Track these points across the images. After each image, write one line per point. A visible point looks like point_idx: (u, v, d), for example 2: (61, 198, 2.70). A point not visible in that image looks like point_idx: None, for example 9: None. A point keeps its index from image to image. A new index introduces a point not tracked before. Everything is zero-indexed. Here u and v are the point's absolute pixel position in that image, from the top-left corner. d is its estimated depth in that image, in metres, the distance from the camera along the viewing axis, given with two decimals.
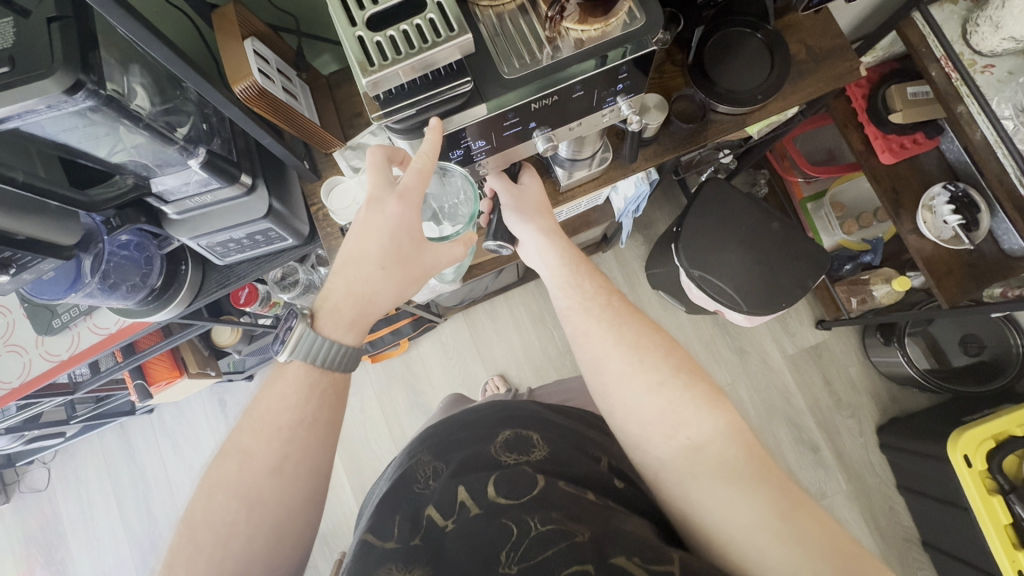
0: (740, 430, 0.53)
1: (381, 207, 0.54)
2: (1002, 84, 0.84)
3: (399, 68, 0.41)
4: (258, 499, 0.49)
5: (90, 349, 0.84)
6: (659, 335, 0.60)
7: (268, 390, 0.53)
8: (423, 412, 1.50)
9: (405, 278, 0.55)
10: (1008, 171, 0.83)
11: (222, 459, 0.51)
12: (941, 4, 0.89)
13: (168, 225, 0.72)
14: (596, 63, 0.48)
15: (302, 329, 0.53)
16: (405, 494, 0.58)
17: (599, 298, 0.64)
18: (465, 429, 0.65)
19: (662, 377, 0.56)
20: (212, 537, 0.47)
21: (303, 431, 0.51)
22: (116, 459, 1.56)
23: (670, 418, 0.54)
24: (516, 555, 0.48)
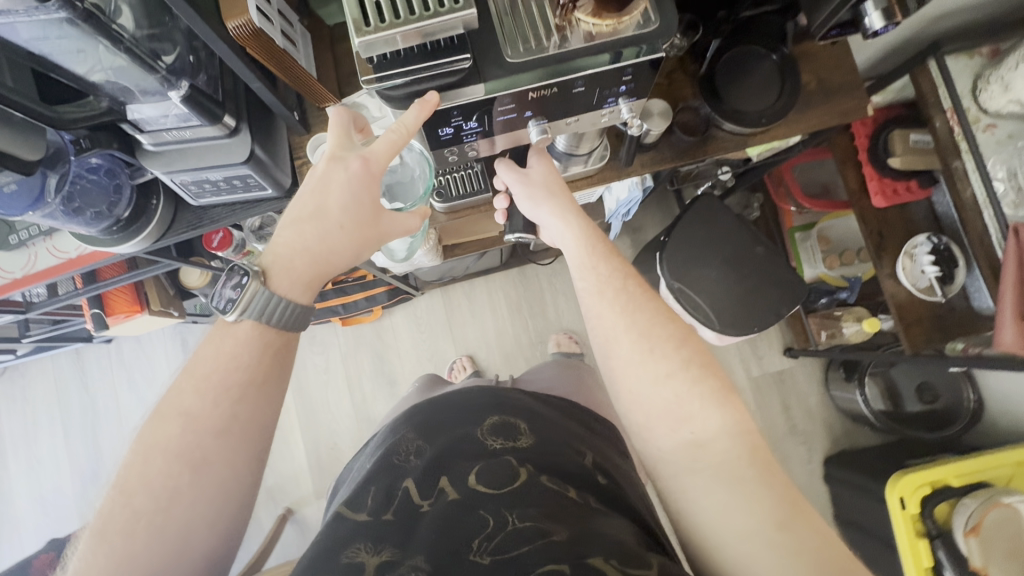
0: (747, 427, 0.51)
1: (343, 163, 0.56)
2: (1001, 146, 0.85)
3: (399, 33, 0.39)
4: (202, 461, 0.48)
5: (47, 272, 0.81)
6: (674, 326, 0.56)
7: (214, 350, 0.52)
8: (386, 382, 1.49)
9: (362, 241, 0.57)
10: (991, 233, 0.85)
11: (157, 421, 0.50)
12: (958, 55, 0.88)
13: (141, 155, 0.69)
14: (610, 58, 0.46)
15: (256, 288, 0.53)
16: (386, 468, 0.61)
17: (615, 284, 0.59)
18: (456, 413, 0.69)
19: (669, 368, 0.53)
20: (152, 503, 0.46)
21: (251, 391, 0.52)
22: (68, 385, 1.53)
23: (676, 412, 0.52)
24: (489, 547, 0.49)
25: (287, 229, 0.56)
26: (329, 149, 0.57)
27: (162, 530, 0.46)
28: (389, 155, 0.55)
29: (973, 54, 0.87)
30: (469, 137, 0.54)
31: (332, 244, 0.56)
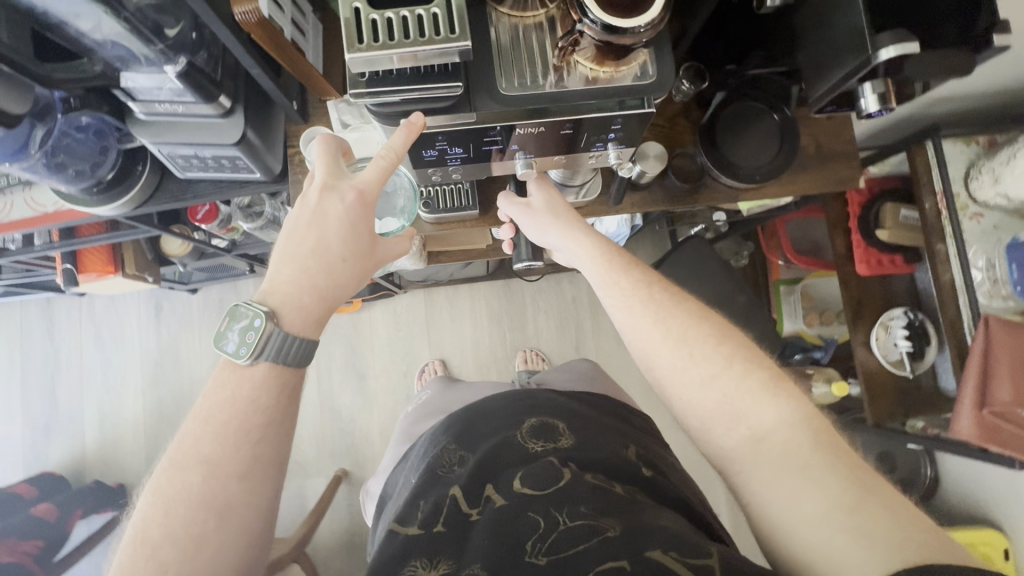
0: (809, 415, 0.48)
1: (336, 193, 0.55)
2: (985, 236, 0.87)
3: (396, 53, 0.39)
4: (226, 504, 0.47)
5: (21, 223, 0.79)
6: (710, 323, 0.55)
7: (227, 394, 0.50)
8: (357, 375, 1.48)
9: (364, 269, 0.56)
10: (963, 318, 0.87)
11: (173, 471, 0.47)
12: (955, 140, 0.89)
13: (132, 122, 0.69)
14: (616, 105, 0.47)
15: (270, 329, 0.51)
16: (431, 480, 0.63)
17: (640, 294, 0.58)
18: (497, 418, 0.71)
19: (714, 368, 0.52)
20: (182, 550, 0.45)
21: (269, 432, 0.50)
22: (34, 334, 1.50)
23: (728, 410, 0.50)
24: (543, 548, 0.49)
25: (287, 267, 0.54)
26: (319, 177, 0.56)
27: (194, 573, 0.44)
28: (381, 181, 0.55)
29: (970, 141, 0.89)
30: (453, 160, 0.54)
31: (338, 279, 0.55)
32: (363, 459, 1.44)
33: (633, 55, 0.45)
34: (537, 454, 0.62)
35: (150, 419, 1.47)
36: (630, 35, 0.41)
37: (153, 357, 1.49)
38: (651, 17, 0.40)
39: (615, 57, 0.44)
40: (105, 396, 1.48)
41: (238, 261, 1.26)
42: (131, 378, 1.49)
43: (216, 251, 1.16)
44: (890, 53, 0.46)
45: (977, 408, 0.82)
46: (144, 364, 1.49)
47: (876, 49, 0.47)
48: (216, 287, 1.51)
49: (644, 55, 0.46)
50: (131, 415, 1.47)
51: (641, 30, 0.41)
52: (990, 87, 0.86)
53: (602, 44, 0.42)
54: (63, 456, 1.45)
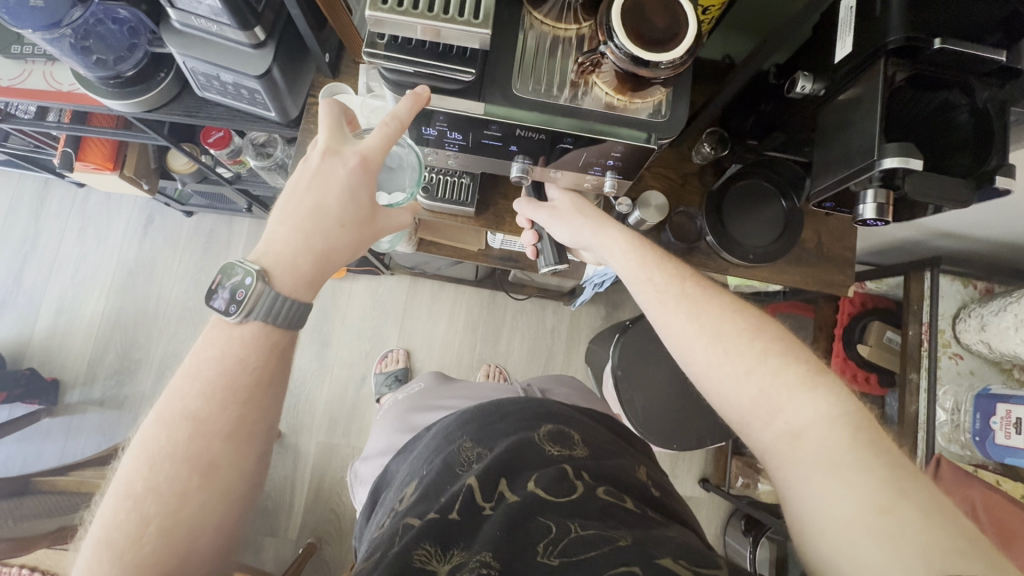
0: (850, 412, 0.46)
1: (338, 159, 0.52)
2: (960, 378, 0.86)
3: (420, 23, 0.38)
4: (210, 464, 0.44)
5: (32, 92, 0.79)
6: (748, 320, 0.53)
7: (217, 347, 0.47)
8: (320, 340, 1.47)
9: (360, 239, 0.53)
10: (917, 454, 0.86)
11: (159, 428, 0.44)
12: (953, 278, 0.90)
13: (165, 28, 0.69)
14: (641, 137, 0.47)
15: (262, 288, 0.47)
16: (448, 477, 0.60)
17: (675, 290, 0.56)
18: (503, 415, 0.69)
19: (749, 362, 0.50)
20: (160, 508, 0.42)
21: (258, 393, 0.46)
22: (22, 209, 1.50)
23: (765, 405, 0.48)
24: (555, 549, 0.49)
25: (283, 227, 0.50)
26: (322, 142, 0.53)
27: (173, 536, 0.42)
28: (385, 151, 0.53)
29: (967, 283, 0.89)
30: (451, 145, 0.53)
31: (334, 243, 0.51)
32: (300, 425, 1.41)
33: (651, 90, 0.45)
34: (553, 458, 0.61)
35: (105, 325, 1.45)
36: (650, 68, 0.41)
37: (129, 265, 1.48)
38: (674, 56, 0.41)
39: (633, 88, 0.44)
40: (69, 289, 1.47)
41: (236, 195, 1.26)
42: (100, 279, 1.47)
43: (219, 179, 1.16)
44: (893, 164, 0.46)
45: None
46: (117, 269, 1.48)
47: (881, 157, 0.47)
48: (211, 216, 1.52)
49: (661, 94, 0.46)
50: (88, 314, 1.45)
51: (662, 66, 0.41)
52: (997, 236, 0.87)
53: (621, 71, 0.42)
54: (9, 334, 1.43)
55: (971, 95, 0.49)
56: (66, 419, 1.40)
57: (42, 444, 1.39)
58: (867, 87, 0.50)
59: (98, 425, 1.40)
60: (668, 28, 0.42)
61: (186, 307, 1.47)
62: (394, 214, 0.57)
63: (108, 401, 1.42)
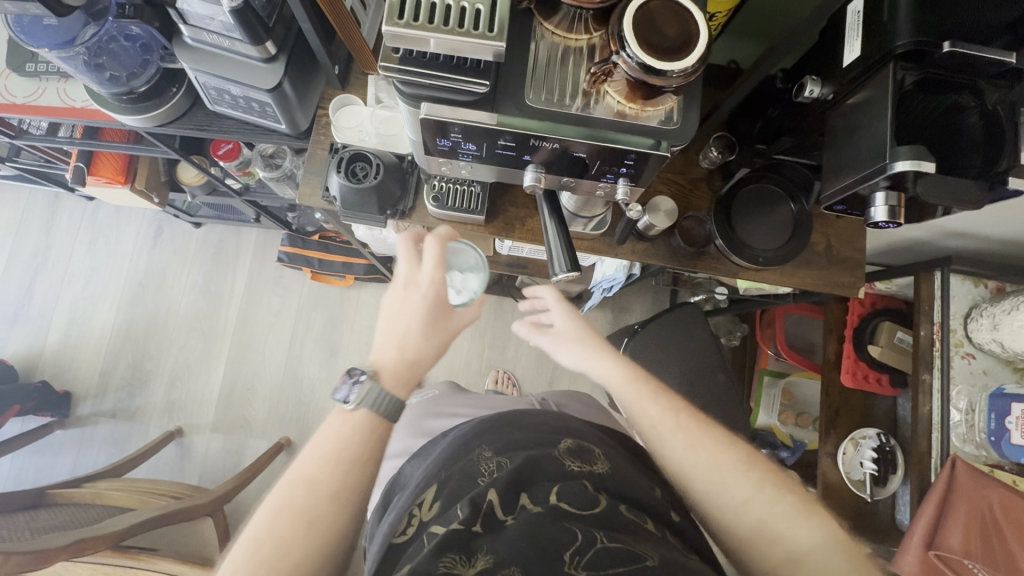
0: (847, 541, 0.48)
1: (413, 288, 0.55)
2: (972, 378, 0.86)
3: (433, 37, 0.39)
4: (318, 519, 0.44)
5: (45, 108, 0.80)
6: (737, 449, 0.55)
7: (335, 424, 0.49)
8: (329, 349, 1.47)
9: (442, 343, 0.54)
10: (931, 455, 0.86)
11: (267, 520, 0.43)
12: (964, 278, 0.89)
13: (176, 43, 0.70)
14: (649, 143, 0.47)
15: (372, 383, 0.49)
16: (469, 486, 0.58)
17: (669, 421, 0.57)
18: (526, 431, 0.66)
19: (746, 493, 0.51)
20: (274, 554, 0.42)
21: (354, 483, 0.47)
22: (32, 223, 1.51)
23: (764, 534, 0.49)
24: (582, 559, 0.48)
25: (380, 343, 0.54)
26: (401, 274, 0.56)
27: None
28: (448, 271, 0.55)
29: (978, 283, 0.89)
30: (465, 156, 0.52)
31: (417, 350, 0.53)
32: (309, 433, 1.42)
33: (662, 98, 0.45)
34: (573, 474, 0.59)
35: (116, 337, 1.46)
36: (662, 77, 0.41)
37: (139, 277, 1.50)
38: (685, 64, 0.41)
39: (644, 96, 0.45)
40: (80, 302, 1.48)
41: (245, 206, 1.27)
42: (110, 291, 1.49)
43: (228, 191, 1.17)
44: (906, 167, 0.47)
45: (924, 547, 0.78)
46: (127, 281, 1.49)
47: (892, 160, 0.47)
48: (219, 227, 1.53)
49: (672, 101, 0.46)
50: (99, 327, 1.46)
51: (673, 75, 0.41)
52: (1007, 235, 0.87)
53: (633, 79, 0.43)
54: (20, 347, 1.44)
55: (981, 97, 0.49)
56: (78, 431, 1.41)
57: (54, 457, 1.39)
58: (876, 90, 0.50)
59: (110, 436, 1.41)
60: (680, 37, 0.42)
61: (196, 318, 1.48)
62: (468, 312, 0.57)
63: (119, 412, 1.42)
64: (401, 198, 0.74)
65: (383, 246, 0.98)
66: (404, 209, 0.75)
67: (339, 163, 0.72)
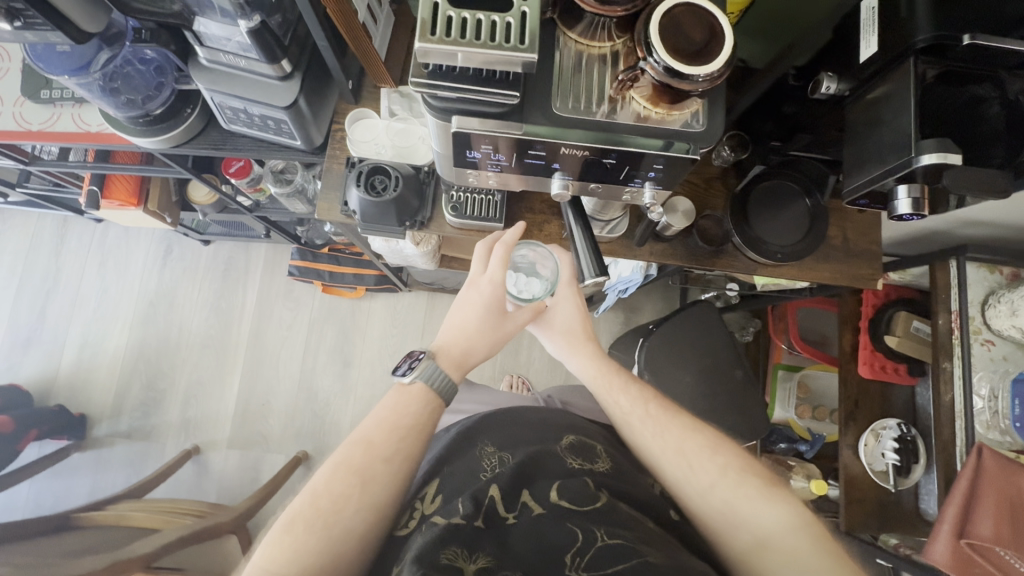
0: (807, 521, 0.53)
1: (477, 286, 0.65)
2: (993, 364, 0.86)
3: (464, 51, 0.39)
4: (371, 478, 0.53)
5: (60, 134, 0.81)
6: (705, 435, 0.61)
7: (392, 400, 0.59)
8: (342, 360, 1.48)
9: (494, 339, 0.65)
10: (956, 443, 0.86)
11: (328, 473, 0.53)
12: (979, 265, 0.90)
13: (192, 65, 0.71)
14: (660, 145, 0.47)
15: (428, 361, 0.62)
16: (471, 481, 0.60)
17: (639, 411, 0.64)
18: (531, 430, 0.70)
19: (711, 478, 0.57)
20: (329, 505, 0.51)
21: (396, 461, 0.55)
22: (42, 247, 1.52)
23: (731, 514, 0.54)
24: (583, 560, 0.48)
25: (447, 333, 0.64)
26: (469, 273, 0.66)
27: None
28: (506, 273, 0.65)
29: (993, 269, 0.89)
30: (494, 167, 0.53)
31: (473, 344, 0.64)
32: (326, 446, 1.42)
33: (687, 101, 0.46)
34: (574, 471, 0.61)
35: (129, 357, 1.46)
36: (689, 81, 0.42)
37: (150, 296, 1.50)
38: (711, 69, 0.41)
39: (670, 100, 0.45)
40: (92, 324, 1.48)
41: (255, 222, 1.27)
42: (122, 311, 1.49)
43: (239, 208, 1.17)
44: (932, 160, 0.47)
45: (954, 536, 0.79)
46: (138, 300, 1.50)
47: (918, 154, 0.48)
48: (228, 243, 1.53)
49: (697, 104, 0.47)
50: (112, 348, 1.47)
51: (699, 79, 0.42)
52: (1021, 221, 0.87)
53: (659, 83, 0.43)
54: (34, 372, 1.44)
55: (1002, 88, 0.50)
56: (94, 452, 1.40)
57: (71, 480, 1.39)
58: (897, 85, 0.50)
59: (127, 457, 1.41)
60: (705, 42, 0.43)
61: (208, 336, 1.48)
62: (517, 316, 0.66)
63: (135, 433, 1.42)
64: (419, 209, 0.74)
65: (398, 257, 0.98)
66: (423, 220, 0.75)
67: (358, 177, 0.72)
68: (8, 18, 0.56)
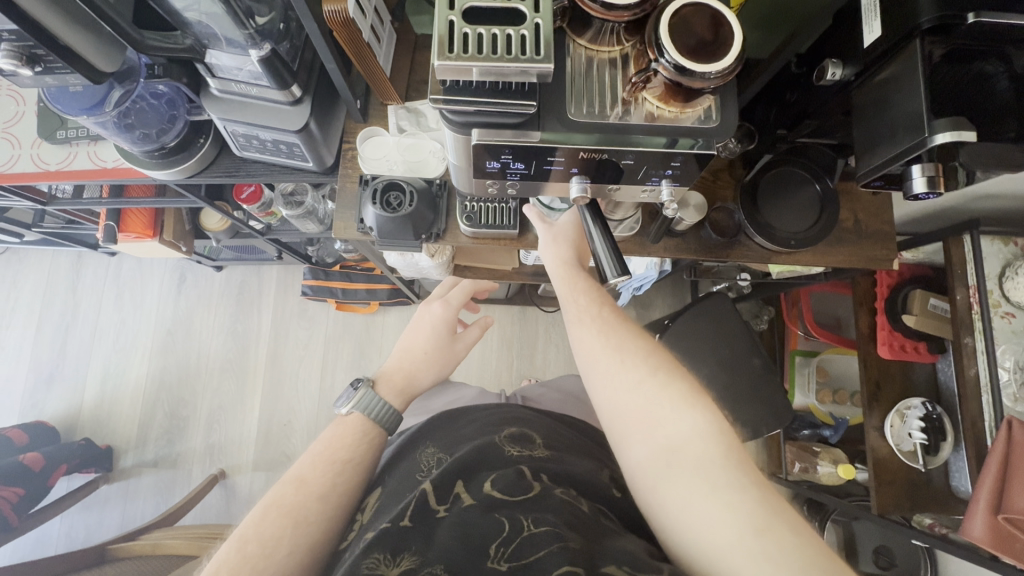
0: (721, 428, 0.48)
1: (429, 308, 0.74)
2: (1015, 336, 0.86)
3: (480, 65, 0.40)
4: (304, 517, 0.51)
5: (78, 173, 0.82)
6: (645, 341, 0.55)
7: (330, 433, 0.60)
8: (359, 376, 1.49)
9: (440, 361, 0.71)
10: (984, 418, 0.86)
11: (258, 513, 0.51)
12: (993, 238, 0.90)
13: (204, 96, 0.72)
14: (665, 142, 0.47)
15: (364, 390, 0.64)
16: (409, 483, 0.60)
17: (590, 308, 0.57)
18: (472, 428, 0.69)
19: (640, 375, 0.52)
20: (258, 549, 0.48)
21: (332, 493, 0.54)
22: (58, 283, 1.54)
23: (648, 417, 0.49)
24: (507, 551, 0.47)
25: (393, 361, 0.70)
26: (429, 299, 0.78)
27: None
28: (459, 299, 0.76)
29: (1007, 241, 0.90)
30: (512, 176, 0.53)
31: (421, 365, 0.70)
32: None
33: (700, 98, 0.46)
34: (512, 459, 0.61)
35: (150, 386, 1.48)
36: (700, 78, 0.43)
37: (167, 325, 1.52)
38: (722, 65, 0.42)
39: (682, 98, 0.46)
40: (112, 357, 1.50)
41: (267, 245, 1.29)
42: (140, 342, 1.51)
43: (251, 232, 1.18)
44: (946, 139, 0.47)
45: (992, 512, 0.78)
46: (156, 330, 1.51)
47: (931, 133, 0.48)
48: (240, 268, 1.55)
49: (709, 100, 0.47)
50: (133, 379, 1.48)
51: (710, 75, 0.43)
52: None
53: (672, 82, 0.44)
54: (58, 408, 1.46)
55: (1009, 62, 0.50)
56: (122, 484, 1.42)
57: (102, 512, 1.40)
58: (904, 67, 0.51)
59: (154, 486, 1.42)
60: (714, 39, 0.44)
61: (227, 360, 1.50)
62: (467, 338, 0.74)
63: (161, 461, 1.44)
64: (434, 221, 0.75)
65: (413, 270, 1.00)
66: (438, 232, 0.76)
67: (373, 194, 0.73)
68: (29, 64, 0.57)
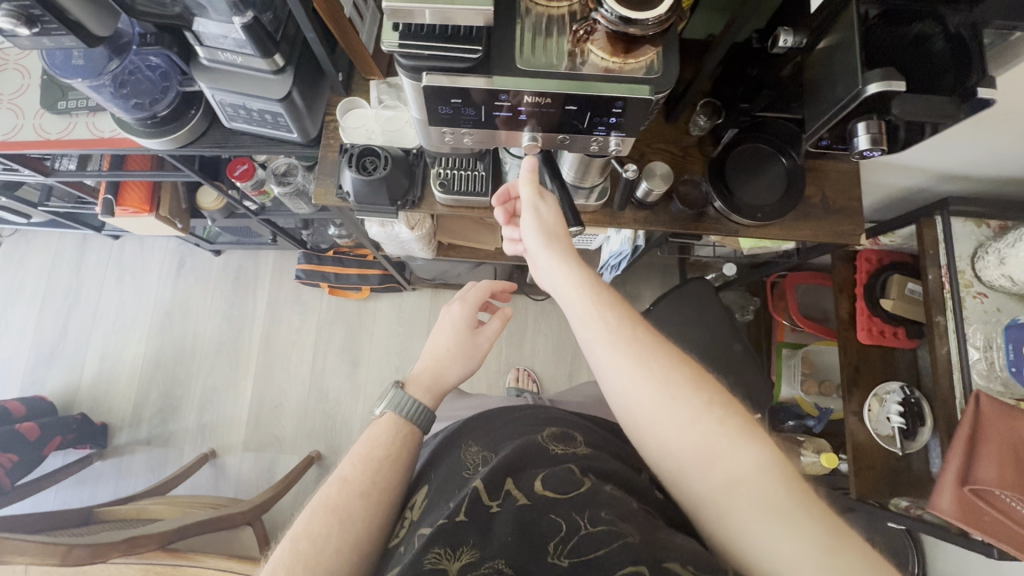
0: (781, 462, 0.47)
1: (448, 307, 0.72)
2: (987, 315, 0.87)
3: (427, 9, 0.43)
4: (348, 516, 0.53)
5: (77, 142, 0.87)
6: (690, 367, 0.52)
7: (367, 433, 0.61)
8: (349, 360, 1.51)
9: (463, 354, 0.70)
10: (955, 397, 0.86)
11: (309, 515, 0.53)
12: (966, 220, 0.91)
13: (194, 65, 0.76)
14: (651, 90, 0.49)
15: (393, 392, 0.64)
16: (456, 482, 0.59)
17: (626, 332, 0.53)
18: (508, 427, 0.68)
19: (692, 412, 0.49)
20: (309, 546, 0.51)
21: (374, 490, 0.56)
22: (63, 265, 1.59)
23: (704, 453, 0.48)
24: (566, 548, 0.49)
25: (421, 362, 0.69)
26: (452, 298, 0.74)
27: None
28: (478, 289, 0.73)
29: (980, 223, 0.91)
30: (467, 123, 0.56)
31: (444, 365, 0.69)
32: (338, 445, 1.44)
33: (641, 48, 0.49)
34: (559, 458, 0.59)
35: (146, 365, 1.52)
36: (639, 26, 0.45)
37: (165, 307, 1.56)
38: (658, 12, 0.45)
39: (626, 48, 0.49)
40: (111, 336, 1.54)
41: (262, 228, 1.33)
42: (139, 322, 1.55)
43: (246, 213, 1.22)
44: (877, 88, 0.50)
45: (958, 484, 0.78)
46: (155, 312, 1.56)
47: (865, 84, 0.51)
48: (238, 253, 1.60)
49: (651, 52, 0.50)
50: (131, 359, 1.52)
51: (648, 23, 0.45)
52: (998, 173, 0.89)
53: (611, 32, 0.47)
54: (58, 384, 1.50)
55: (942, 23, 0.53)
56: (116, 460, 1.45)
57: (94, 488, 1.43)
58: (844, 31, 0.53)
59: (147, 463, 1.45)
60: None
61: (222, 342, 1.53)
62: (488, 330, 0.71)
63: (154, 440, 1.47)
64: (410, 188, 0.79)
65: (397, 245, 1.03)
66: (414, 199, 0.79)
67: (350, 159, 0.76)
68: (29, 25, 0.61)
